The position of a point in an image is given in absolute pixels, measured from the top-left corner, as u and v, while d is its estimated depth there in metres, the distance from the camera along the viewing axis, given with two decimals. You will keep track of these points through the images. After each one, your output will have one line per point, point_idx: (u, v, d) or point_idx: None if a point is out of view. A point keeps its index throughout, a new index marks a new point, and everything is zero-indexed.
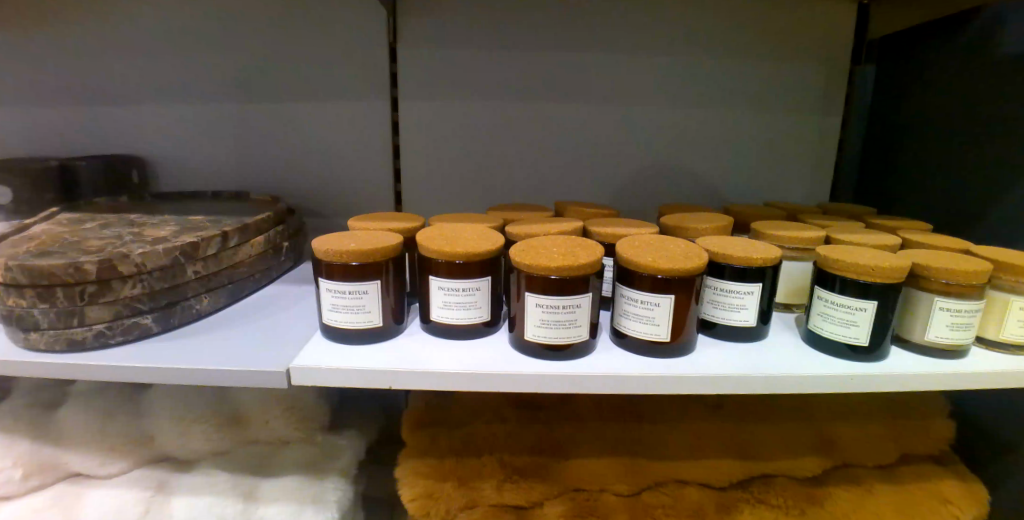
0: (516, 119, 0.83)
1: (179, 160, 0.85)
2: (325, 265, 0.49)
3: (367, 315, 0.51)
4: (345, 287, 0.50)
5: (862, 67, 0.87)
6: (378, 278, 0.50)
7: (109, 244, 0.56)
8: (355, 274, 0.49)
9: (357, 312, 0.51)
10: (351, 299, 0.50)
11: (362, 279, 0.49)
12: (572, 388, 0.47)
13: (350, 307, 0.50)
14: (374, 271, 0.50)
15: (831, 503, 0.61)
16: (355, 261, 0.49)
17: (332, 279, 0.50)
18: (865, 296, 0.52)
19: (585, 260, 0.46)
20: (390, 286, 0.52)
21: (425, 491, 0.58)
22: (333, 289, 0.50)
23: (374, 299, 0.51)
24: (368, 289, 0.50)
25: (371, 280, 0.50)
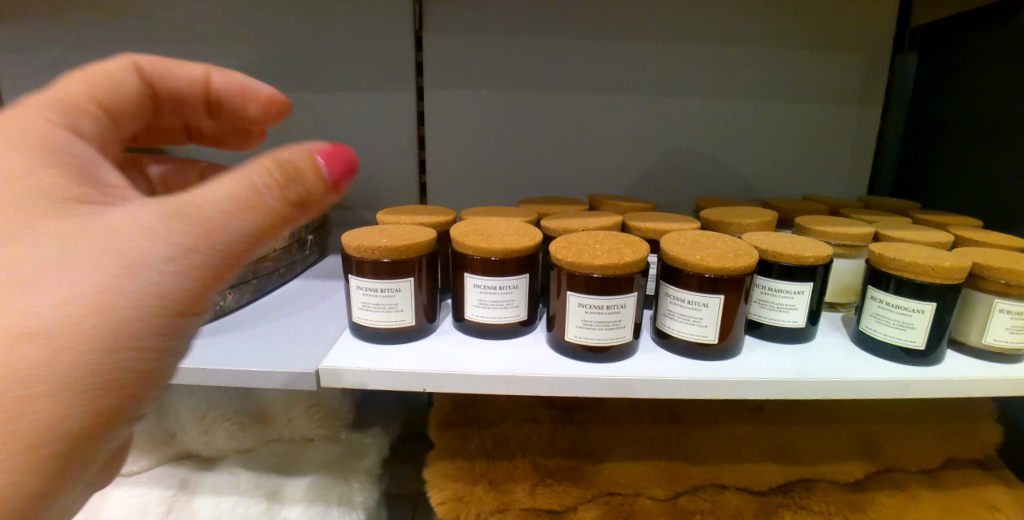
0: (544, 108, 0.80)
1: (198, 151, 0.84)
2: (356, 263, 0.47)
3: (403, 313, 0.49)
4: (379, 286, 0.48)
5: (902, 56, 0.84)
6: (414, 274, 0.48)
7: None
8: (389, 272, 0.47)
9: (389, 311, 0.49)
10: (386, 298, 0.48)
11: (397, 275, 0.48)
12: (613, 392, 0.45)
13: (382, 305, 0.48)
14: (408, 268, 0.48)
15: (876, 512, 0.58)
16: (391, 258, 0.47)
17: (366, 277, 0.48)
18: (923, 297, 0.49)
19: (631, 258, 0.44)
20: (425, 282, 0.50)
21: (455, 494, 0.55)
22: (367, 288, 0.48)
23: (406, 298, 0.49)
24: (406, 285, 0.48)
25: (403, 278, 0.48)
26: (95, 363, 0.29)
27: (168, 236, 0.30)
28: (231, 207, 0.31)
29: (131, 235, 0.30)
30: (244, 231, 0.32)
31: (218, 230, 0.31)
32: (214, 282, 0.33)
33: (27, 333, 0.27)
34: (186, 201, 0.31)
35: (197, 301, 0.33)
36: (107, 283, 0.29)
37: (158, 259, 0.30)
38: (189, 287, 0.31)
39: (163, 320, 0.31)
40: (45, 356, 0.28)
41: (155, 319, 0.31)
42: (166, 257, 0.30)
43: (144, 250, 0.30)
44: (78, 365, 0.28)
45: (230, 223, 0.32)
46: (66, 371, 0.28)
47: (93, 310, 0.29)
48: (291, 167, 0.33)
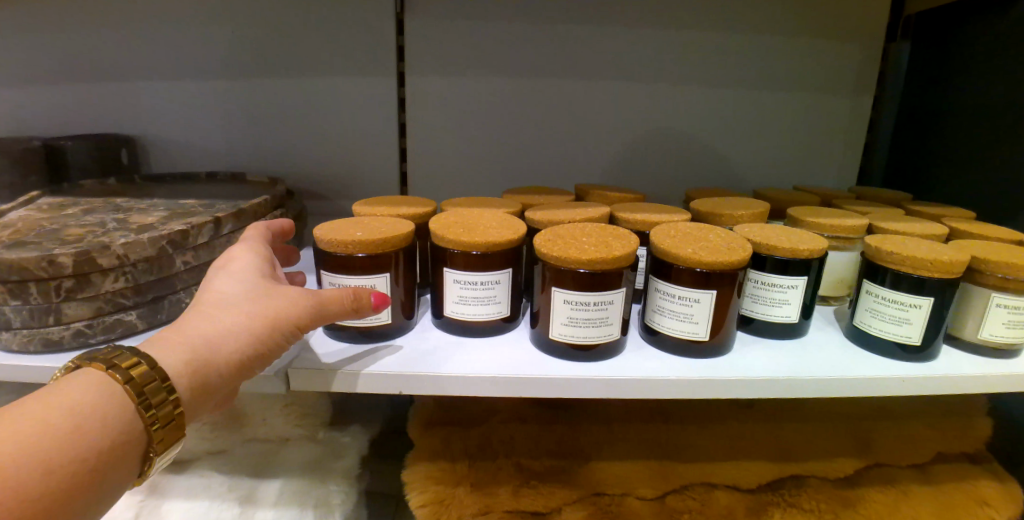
0: (530, 96, 0.77)
1: (169, 140, 0.80)
2: (331, 258, 0.45)
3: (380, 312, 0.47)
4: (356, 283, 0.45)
5: (895, 44, 0.83)
6: (392, 271, 0.46)
7: (90, 233, 0.51)
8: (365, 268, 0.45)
9: None
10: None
11: (374, 271, 0.45)
12: (600, 392, 0.43)
13: None
14: (386, 264, 0.46)
15: (867, 508, 0.56)
16: (367, 254, 0.45)
17: (342, 274, 0.45)
18: (919, 292, 0.48)
19: (620, 252, 0.42)
20: (403, 279, 0.47)
21: (436, 497, 0.53)
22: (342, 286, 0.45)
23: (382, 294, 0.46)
24: (384, 282, 0.46)
25: (380, 273, 0.46)
26: (209, 393, 0.38)
27: (275, 316, 0.41)
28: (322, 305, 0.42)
29: (271, 302, 0.41)
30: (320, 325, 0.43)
31: (305, 321, 0.42)
32: (281, 348, 0.42)
33: (183, 364, 0.36)
34: (290, 293, 0.42)
35: (269, 359, 0.42)
36: (227, 342, 0.39)
37: (262, 333, 0.40)
38: (271, 352, 0.41)
39: (248, 372, 0.41)
40: (190, 379, 0.37)
41: (244, 372, 0.40)
42: (267, 333, 0.40)
43: (257, 325, 0.40)
44: (205, 392, 0.38)
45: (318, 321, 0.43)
46: (195, 393, 0.37)
47: (216, 359, 0.38)
48: (360, 292, 0.44)
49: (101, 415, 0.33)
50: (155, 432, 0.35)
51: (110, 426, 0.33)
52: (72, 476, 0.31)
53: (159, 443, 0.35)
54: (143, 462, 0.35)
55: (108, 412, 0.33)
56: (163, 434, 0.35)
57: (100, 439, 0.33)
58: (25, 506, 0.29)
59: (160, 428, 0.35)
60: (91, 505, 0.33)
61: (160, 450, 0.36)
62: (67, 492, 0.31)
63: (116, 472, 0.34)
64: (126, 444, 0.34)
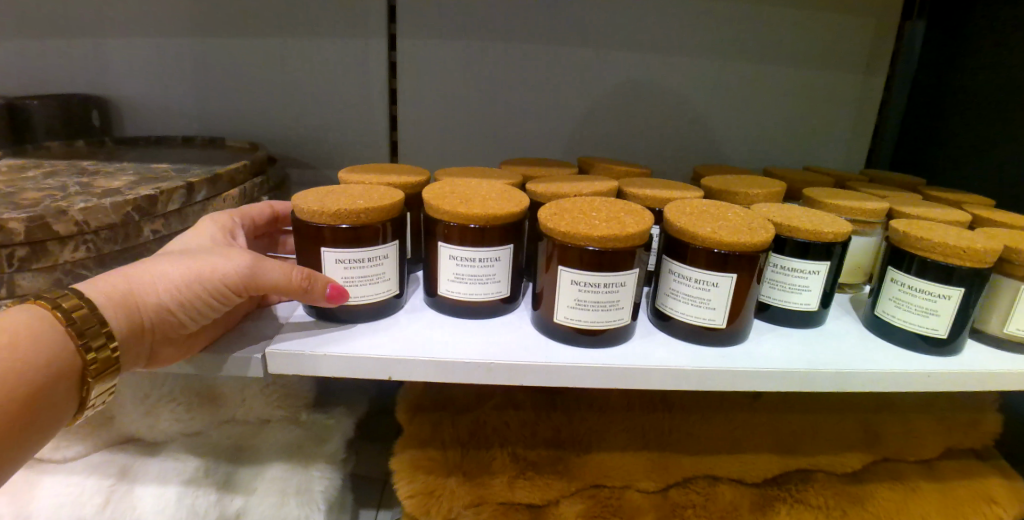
0: (529, 63, 0.72)
1: (143, 101, 0.75)
2: (314, 226, 0.41)
3: (378, 290, 0.44)
4: (355, 256, 0.41)
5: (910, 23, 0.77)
6: (382, 245, 0.42)
7: (48, 197, 0.47)
8: (352, 240, 0.41)
9: (376, 283, 0.43)
10: (359, 270, 0.42)
11: (366, 244, 0.41)
12: (607, 382, 0.40)
13: (367, 278, 0.43)
14: (373, 236, 0.42)
15: (873, 506, 0.54)
16: (353, 225, 0.41)
17: (338, 246, 0.41)
18: (948, 282, 0.44)
19: (634, 228, 0.38)
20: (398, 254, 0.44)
21: (425, 487, 0.50)
22: (340, 259, 0.41)
23: (392, 265, 0.44)
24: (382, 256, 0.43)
25: (389, 243, 0.43)
26: (132, 334, 0.37)
27: (208, 271, 0.38)
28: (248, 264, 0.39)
29: (198, 257, 0.39)
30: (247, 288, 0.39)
31: (238, 284, 0.39)
32: (218, 311, 0.40)
33: (107, 295, 0.36)
34: (233, 253, 0.40)
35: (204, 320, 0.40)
36: (152, 284, 0.38)
37: (189, 286, 0.38)
38: (201, 311, 0.39)
39: (177, 326, 0.39)
40: (113, 309, 0.36)
41: (169, 323, 0.39)
42: (193, 285, 0.38)
43: (187, 276, 0.38)
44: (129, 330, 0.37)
45: (243, 280, 0.39)
46: (117, 325, 0.36)
47: (141, 299, 0.38)
48: (301, 267, 0.39)
49: (37, 338, 0.33)
50: (90, 357, 0.35)
51: (45, 352, 0.34)
52: (7, 389, 0.32)
53: (95, 369, 0.36)
54: (81, 387, 0.36)
55: (45, 336, 0.34)
56: (98, 360, 0.36)
57: (36, 358, 0.33)
58: None
59: (95, 354, 0.35)
60: (26, 424, 0.33)
61: (97, 375, 0.36)
62: (3, 405, 0.32)
63: (52, 393, 0.34)
64: (60, 366, 0.34)
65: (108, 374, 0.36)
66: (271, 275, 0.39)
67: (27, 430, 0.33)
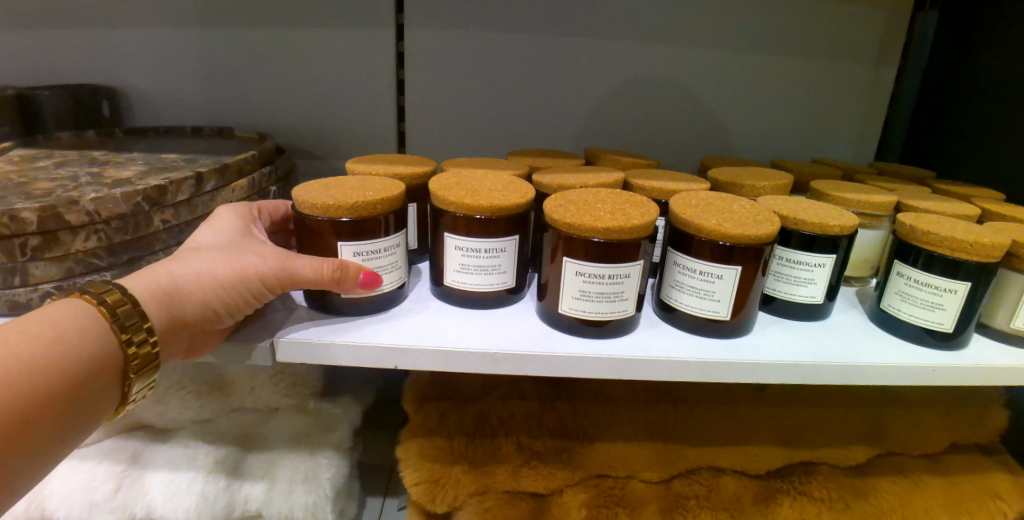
0: (534, 55, 0.72)
1: (151, 91, 0.75)
2: (321, 224, 0.41)
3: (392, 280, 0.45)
4: (369, 248, 0.42)
5: (923, 14, 0.75)
6: (389, 237, 0.43)
7: (60, 187, 0.48)
8: (361, 233, 0.41)
9: (391, 271, 0.44)
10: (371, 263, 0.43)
11: (374, 236, 0.42)
12: (611, 373, 0.40)
13: (383, 267, 0.44)
14: (379, 229, 0.42)
15: (875, 499, 0.54)
16: (362, 221, 0.41)
17: (352, 239, 0.41)
18: (955, 276, 0.44)
19: (639, 220, 0.38)
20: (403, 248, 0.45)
21: (430, 475, 0.51)
22: (355, 252, 0.42)
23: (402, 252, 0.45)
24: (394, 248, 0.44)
25: (399, 233, 0.44)
26: (174, 330, 0.38)
27: (246, 270, 0.39)
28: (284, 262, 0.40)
29: (233, 254, 0.39)
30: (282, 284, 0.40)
31: (274, 280, 0.40)
32: (250, 307, 0.41)
33: (150, 292, 0.36)
34: (265, 250, 0.40)
35: (238, 315, 0.41)
36: (190, 281, 0.38)
37: (229, 284, 0.39)
38: (239, 306, 0.40)
39: (215, 322, 0.40)
40: (156, 306, 0.36)
41: (209, 319, 0.39)
42: (233, 284, 0.39)
43: (226, 273, 0.39)
44: (172, 327, 0.37)
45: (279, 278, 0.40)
46: (161, 322, 0.37)
47: (183, 296, 0.38)
48: (333, 260, 0.40)
49: (81, 332, 0.34)
50: (132, 352, 0.35)
51: (88, 346, 0.34)
52: (50, 383, 0.32)
53: (136, 364, 0.36)
54: (122, 381, 0.36)
55: (89, 331, 0.34)
56: (139, 356, 0.36)
57: (80, 352, 0.33)
58: (11, 405, 0.30)
59: (137, 349, 0.35)
60: (67, 416, 0.33)
61: (138, 371, 0.36)
62: (48, 398, 0.32)
63: (94, 387, 0.34)
64: (102, 360, 0.35)
65: (148, 369, 0.37)
66: (306, 271, 0.40)
67: (70, 423, 0.33)
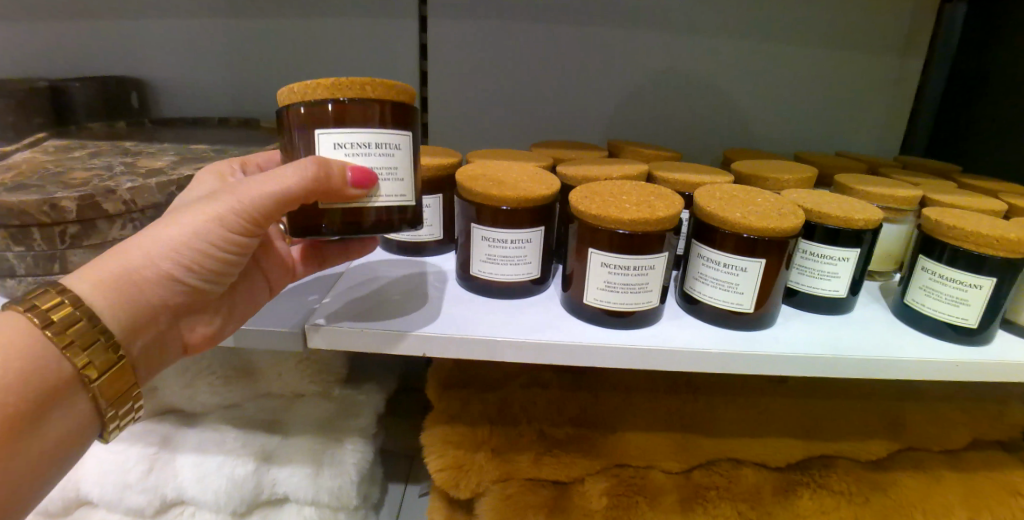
0: (554, 47, 0.72)
1: (178, 83, 0.76)
2: (302, 113, 0.37)
3: (394, 193, 0.38)
4: (353, 142, 0.36)
5: (951, 5, 0.74)
6: (380, 129, 0.37)
7: (96, 177, 0.49)
8: (345, 120, 0.36)
9: (391, 175, 0.38)
10: (359, 159, 0.37)
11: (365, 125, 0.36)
12: (635, 363, 0.40)
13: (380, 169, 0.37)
14: (366, 118, 0.36)
15: (896, 494, 0.54)
16: (341, 103, 0.36)
17: (333, 128, 0.36)
18: (980, 271, 0.44)
19: (664, 212, 0.38)
20: (409, 158, 0.39)
21: (453, 462, 0.52)
22: (337, 143, 0.36)
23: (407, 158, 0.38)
24: (391, 148, 0.38)
25: (398, 129, 0.38)
26: (143, 315, 0.38)
27: (200, 222, 0.37)
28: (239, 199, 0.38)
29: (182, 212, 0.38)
30: (246, 218, 0.38)
31: (235, 220, 0.38)
32: (222, 266, 0.40)
33: (99, 281, 0.35)
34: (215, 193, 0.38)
35: (210, 281, 0.40)
36: (142, 259, 0.37)
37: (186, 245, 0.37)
38: (206, 265, 0.39)
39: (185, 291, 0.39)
40: (107, 294, 0.35)
41: (175, 291, 0.38)
42: (191, 242, 0.37)
43: (176, 233, 0.37)
44: (135, 311, 0.37)
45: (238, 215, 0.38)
46: (118, 310, 0.36)
47: (140, 276, 0.37)
48: (311, 160, 0.35)
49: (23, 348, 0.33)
50: (87, 360, 0.34)
51: (37, 362, 0.33)
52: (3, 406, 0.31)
53: (96, 370, 0.35)
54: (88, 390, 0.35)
55: (32, 347, 0.33)
56: (96, 362, 0.35)
57: (29, 369, 0.33)
58: None
59: (90, 356, 0.34)
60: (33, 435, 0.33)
61: (101, 377, 0.35)
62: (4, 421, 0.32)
63: (56, 402, 0.34)
64: (54, 374, 0.34)
65: (112, 373, 0.36)
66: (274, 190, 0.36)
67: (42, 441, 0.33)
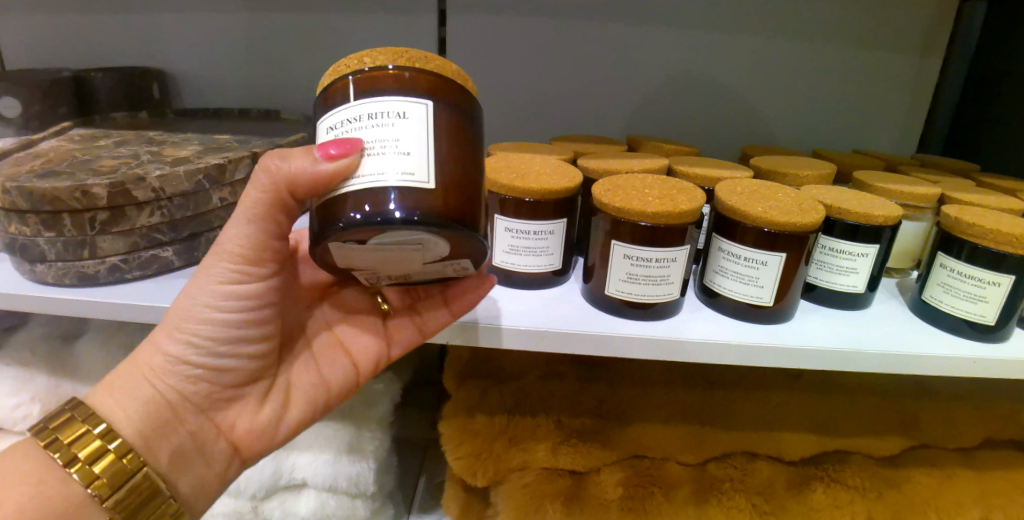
0: (573, 41, 0.72)
1: (198, 74, 0.77)
2: (316, 107, 0.33)
3: (387, 170, 0.28)
4: (343, 119, 0.30)
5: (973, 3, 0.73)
6: (376, 99, 0.29)
7: (124, 164, 0.50)
8: (343, 98, 0.31)
9: (392, 148, 0.29)
10: (350, 134, 0.30)
11: (363, 95, 0.30)
12: (655, 354, 0.41)
13: (376, 141, 0.29)
14: (361, 88, 0.30)
15: (909, 489, 0.54)
16: (340, 82, 0.31)
17: (331, 110, 0.31)
18: (1000, 269, 0.44)
19: (687, 205, 0.39)
20: (421, 130, 0.29)
21: (472, 451, 0.53)
22: (330, 126, 0.31)
23: (422, 132, 0.29)
24: (389, 117, 0.29)
25: (412, 98, 0.30)
26: (162, 414, 0.39)
27: (190, 297, 0.38)
28: (220, 255, 0.37)
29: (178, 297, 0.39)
30: (234, 269, 0.37)
31: (226, 280, 0.38)
32: (236, 339, 0.40)
33: (110, 391, 0.38)
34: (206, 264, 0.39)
35: (222, 367, 0.40)
36: (150, 357, 0.39)
37: (182, 325, 0.38)
38: (210, 338, 0.39)
39: (200, 372, 0.40)
40: (117, 400, 0.38)
41: (187, 375, 0.39)
42: (188, 322, 0.38)
43: (174, 318, 0.39)
44: (150, 413, 0.38)
45: (222, 271, 0.37)
46: (128, 408, 0.38)
47: (150, 374, 0.39)
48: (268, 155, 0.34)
49: (39, 476, 0.35)
50: (95, 473, 0.36)
51: (49, 486, 0.35)
52: None
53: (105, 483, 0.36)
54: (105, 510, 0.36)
55: (46, 474, 0.35)
56: (105, 474, 0.36)
57: (42, 492, 0.34)
58: None
59: (98, 467, 0.36)
60: None
61: (113, 490, 0.36)
62: None
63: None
64: (67, 496, 0.35)
65: (123, 485, 0.36)
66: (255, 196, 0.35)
67: None
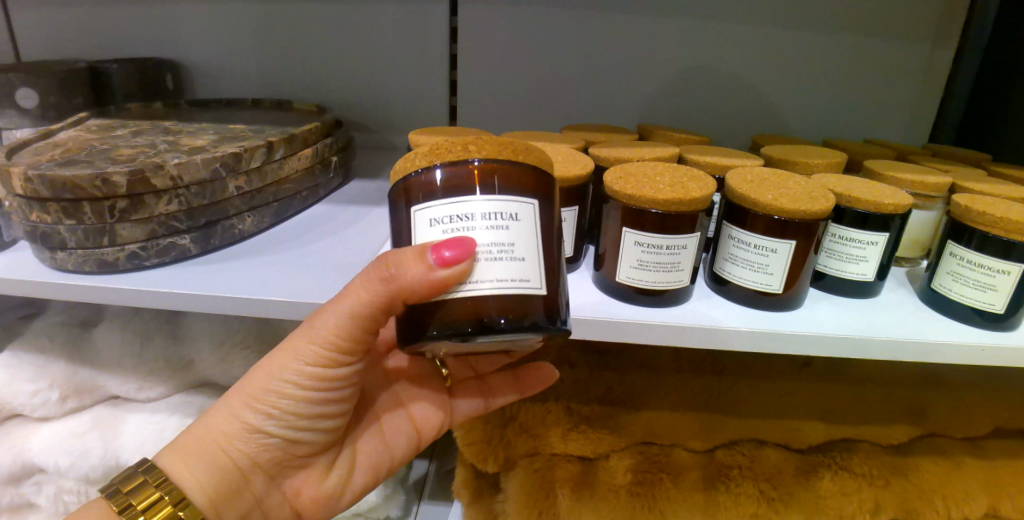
0: (582, 31, 0.72)
1: (211, 65, 0.78)
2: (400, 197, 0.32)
3: (507, 279, 0.29)
4: (450, 213, 0.29)
5: None
6: (486, 197, 0.29)
7: (142, 153, 0.51)
8: (444, 189, 0.30)
9: (508, 254, 0.29)
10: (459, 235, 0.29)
11: (466, 191, 0.29)
12: (665, 339, 0.41)
13: (492, 246, 0.29)
14: (462, 184, 0.29)
15: (916, 478, 0.55)
16: (433, 174, 0.30)
17: (429, 200, 0.30)
18: (1009, 257, 0.44)
19: (697, 192, 0.39)
20: (530, 231, 0.30)
21: (483, 437, 0.55)
22: (434, 218, 0.30)
23: (531, 234, 0.30)
24: (504, 219, 0.29)
25: (520, 195, 0.30)
26: (234, 482, 0.40)
27: (272, 372, 0.39)
28: (306, 339, 0.38)
29: (258, 368, 0.40)
30: (319, 353, 0.38)
31: (310, 362, 0.38)
32: (312, 412, 0.41)
33: (186, 454, 0.39)
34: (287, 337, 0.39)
35: (296, 438, 0.42)
36: (228, 424, 0.40)
37: (262, 398, 0.39)
38: (287, 412, 0.40)
39: (274, 440, 0.41)
40: (193, 462, 0.39)
41: (263, 442, 0.41)
42: (268, 396, 0.39)
43: (252, 390, 0.39)
44: (223, 481, 0.40)
45: (307, 355, 0.38)
46: (204, 473, 0.39)
47: (226, 440, 0.40)
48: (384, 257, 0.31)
49: None
50: None
51: None
52: None
53: None
54: None
55: None
56: None
57: None
58: None
59: None
60: None
61: None
62: None
63: None
64: None
65: None
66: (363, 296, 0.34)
67: None
